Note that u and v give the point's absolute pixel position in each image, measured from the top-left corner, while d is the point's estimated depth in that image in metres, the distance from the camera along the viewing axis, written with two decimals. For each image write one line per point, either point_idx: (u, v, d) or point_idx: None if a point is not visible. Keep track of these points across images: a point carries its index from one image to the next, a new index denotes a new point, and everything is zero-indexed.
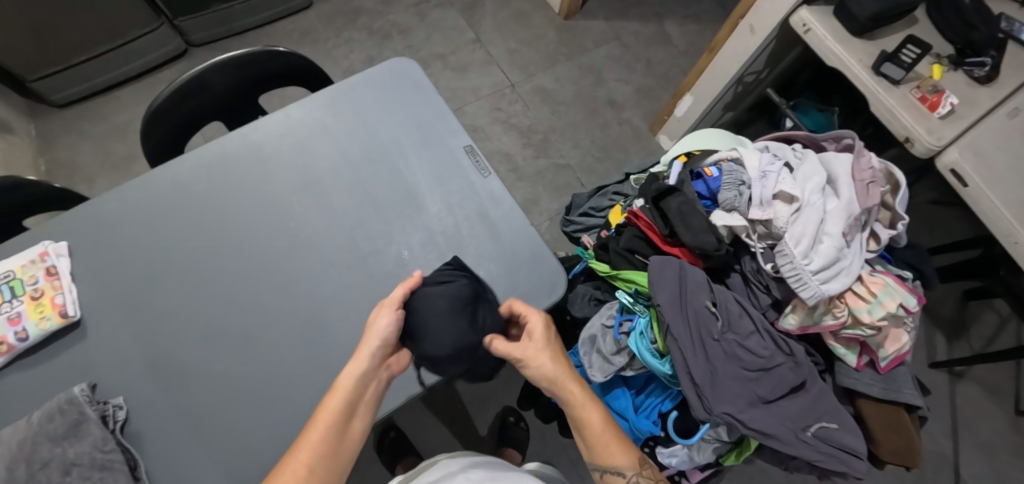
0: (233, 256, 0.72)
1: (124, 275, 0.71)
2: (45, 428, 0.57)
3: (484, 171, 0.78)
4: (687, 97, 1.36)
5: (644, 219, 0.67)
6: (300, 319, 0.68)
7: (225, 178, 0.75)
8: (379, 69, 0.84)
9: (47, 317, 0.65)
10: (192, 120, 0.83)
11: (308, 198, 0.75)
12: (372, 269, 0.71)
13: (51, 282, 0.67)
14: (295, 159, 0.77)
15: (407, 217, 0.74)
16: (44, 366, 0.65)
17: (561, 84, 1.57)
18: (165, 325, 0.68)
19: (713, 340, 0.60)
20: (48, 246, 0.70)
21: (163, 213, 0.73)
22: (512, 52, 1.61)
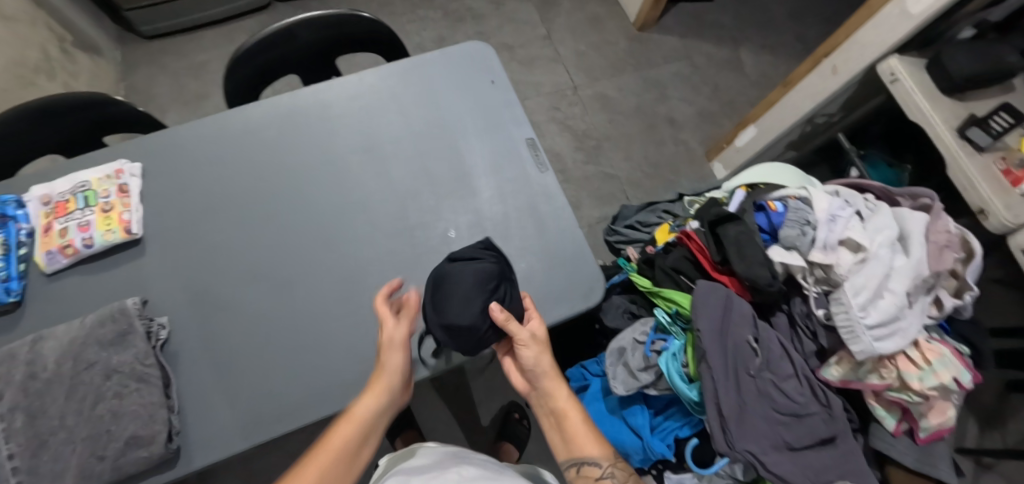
0: (286, 204, 0.73)
1: (185, 203, 0.74)
2: (97, 332, 0.60)
3: (542, 166, 0.78)
4: (750, 128, 1.32)
5: (696, 241, 0.66)
6: (341, 276, 0.70)
7: (294, 128, 0.78)
8: (457, 49, 0.85)
9: (113, 230, 0.69)
10: (271, 68, 0.86)
11: (367, 161, 0.76)
12: (416, 241, 0.71)
13: (122, 199, 0.71)
14: (362, 121, 0.79)
15: (459, 197, 0.75)
16: (101, 274, 0.69)
17: (623, 94, 1.55)
18: (215, 258, 0.71)
19: (749, 376, 0.59)
20: (124, 165, 0.74)
21: (232, 151, 0.76)
22: (579, 55, 1.60)
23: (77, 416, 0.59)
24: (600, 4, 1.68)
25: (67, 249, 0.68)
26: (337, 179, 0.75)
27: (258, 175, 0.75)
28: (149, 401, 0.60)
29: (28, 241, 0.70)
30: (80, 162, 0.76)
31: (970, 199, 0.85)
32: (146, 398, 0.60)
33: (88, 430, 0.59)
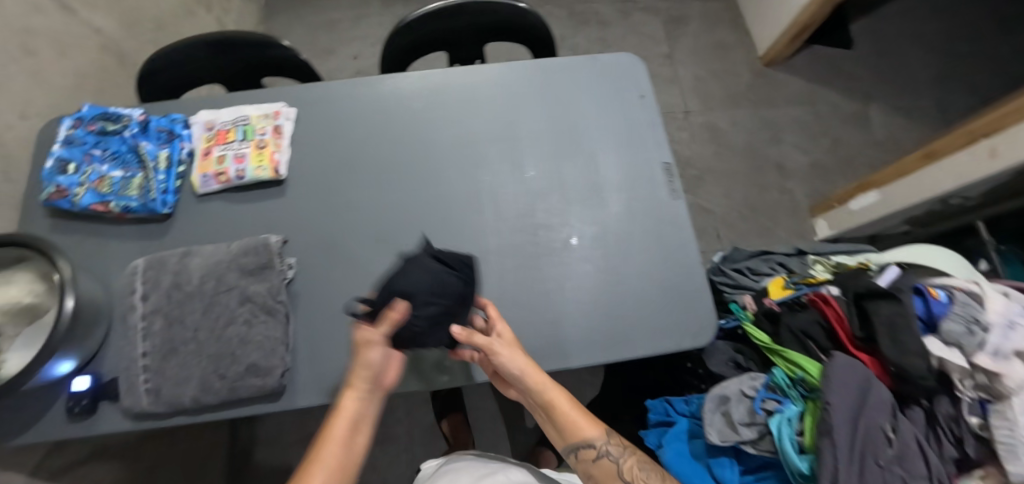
0: (420, 177, 0.75)
1: (327, 155, 0.77)
2: (241, 260, 0.64)
3: (675, 193, 0.75)
4: (872, 193, 1.24)
5: (835, 310, 0.63)
6: (460, 258, 0.71)
7: (438, 104, 0.79)
8: (609, 56, 0.83)
9: (263, 167, 0.73)
10: (425, 42, 0.87)
11: (502, 150, 0.76)
12: (539, 242, 0.72)
13: (275, 139, 0.75)
14: (502, 109, 0.78)
15: (586, 207, 0.74)
16: (244, 205, 0.74)
17: (735, 129, 1.49)
18: (345, 213, 0.74)
19: (877, 464, 0.52)
20: (283, 107, 0.78)
21: (378, 114, 0.79)
22: (698, 80, 1.55)
23: (209, 333, 0.64)
24: (729, 32, 1.62)
25: (222, 176, 0.73)
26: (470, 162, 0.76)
27: (398, 143, 0.77)
28: (273, 335, 0.63)
29: (188, 160, 0.76)
30: (242, 97, 0.81)
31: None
32: (269, 331, 0.63)
33: (215, 348, 0.63)
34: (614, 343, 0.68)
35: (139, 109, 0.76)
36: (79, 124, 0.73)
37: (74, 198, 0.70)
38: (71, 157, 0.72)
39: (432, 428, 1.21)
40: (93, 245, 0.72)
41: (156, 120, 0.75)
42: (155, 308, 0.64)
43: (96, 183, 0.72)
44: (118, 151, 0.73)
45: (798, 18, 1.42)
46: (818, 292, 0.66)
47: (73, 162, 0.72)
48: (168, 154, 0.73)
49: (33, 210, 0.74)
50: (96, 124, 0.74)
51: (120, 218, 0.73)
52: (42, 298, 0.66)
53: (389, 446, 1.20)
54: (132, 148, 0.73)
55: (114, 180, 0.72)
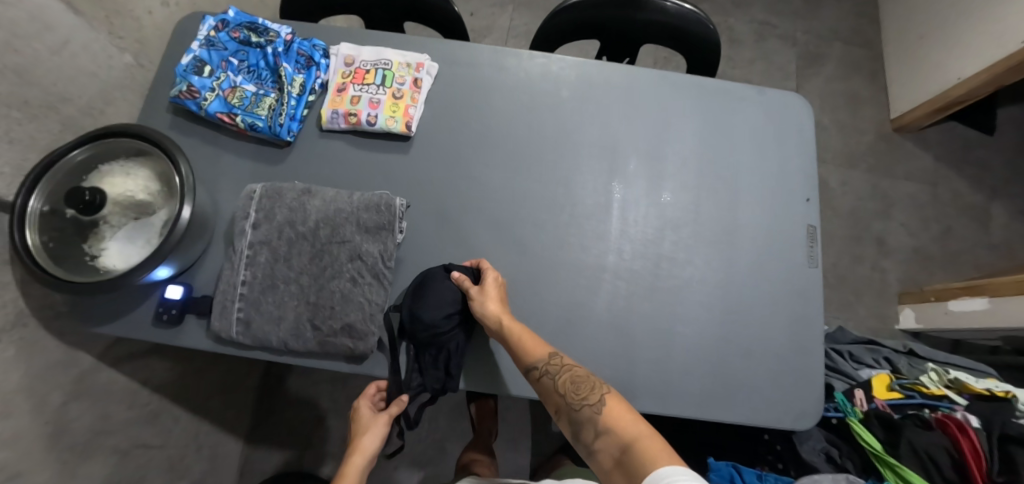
0: (550, 172, 0.70)
1: (461, 122, 0.72)
2: (362, 214, 0.62)
3: (814, 261, 0.69)
4: (980, 299, 1.13)
5: (971, 442, 0.59)
6: (574, 268, 0.67)
7: (588, 99, 0.73)
8: (777, 93, 0.76)
9: (396, 119, 0.69)
10: (584, 26, 0.81)
11: (641, 167, 0.71)
12: (658, 274, 0.67)
13: (413, 92, 0.71)
14: (653, 122, 0.72)
15: (715, 249, 0.68)
16: (366, 153, 0.71)
17: (843, 190, 1.39)
18: (465, 189, 0.69)
19: None
20: (427, 60, 0.74)
21: (521, 94, 0.73)
22: (819, 128, 1.45)
23: (314, 280, 0.62)
24: (866, 84, 1.50)
25: (352, 118, 0.69)
26: (605, 170, 0.71)
27: (537, 130, 0.72)
28: (376, 300, 0.62)
29: (319, 91, 0.72)
30: (384, 37, 0.76)
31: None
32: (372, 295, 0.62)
33: (314, 297, 0.61)
34: (715, 403, 0.63)
35: (284, 27, 0.73)
36: (222, 27, 0.71)
37: (203, 103, 0.68)
38: (208, 59, 0.69)
39: (459, 406, 1.21)
40: (209, 156, 0.70)
41: (298, 42, 0.72)
42: (262, 239, 0.62)
43: (226, 91, 0.69)
44: (255, 65, 0.71)
45: (950, 91, 1.29)
46: (948, 416, 0.62)
47: (210, 66, 0.69)
48: (303, 80, 0.70)
49: (158, 105, 0.72)
50: (240, 31, 0.71)
51: (241, 134, 0.71)
52: (156, 197, 0.61)
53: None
54: (271, 66, 0.70)
55: (245, 94, 0.69)
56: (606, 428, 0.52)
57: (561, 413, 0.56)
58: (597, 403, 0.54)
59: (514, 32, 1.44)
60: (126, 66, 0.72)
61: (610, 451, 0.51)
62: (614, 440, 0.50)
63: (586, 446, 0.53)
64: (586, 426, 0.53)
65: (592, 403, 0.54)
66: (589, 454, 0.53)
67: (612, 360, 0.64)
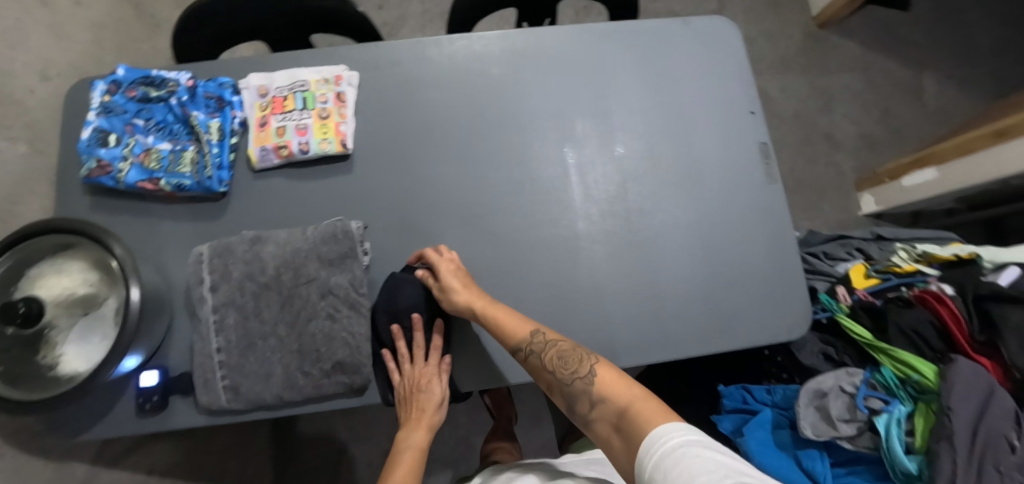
0: (501, 156, 0.68)
1: (398, 127, 0.69)
2: (320, 248, 0.59)
3: (773, 176, 0.70)
4: (929, 169, 1.18)
5: (951, 309, 0.62)
6: (551, 244, 0.66)
7: (522, 71, 0.71)
8: (703, 20, 0.75)
9: (329, 141, 0.66)
10: None
11: (589, 126, 0.70)
12: (631, 226, 0.67)
13: (339, 108, 0.67)
14: (590, 78, 0.71)
15: (680, 191, 0.69)
16: (310, 184, 0.67)
17: (785, 96, 1.42)
18: (422, 194, 0.67)
19: (995, 469, 0.52)
20: (345, 71, 0.70)
21: (453, 82, 0.71)
22: (749, 41, 1.46)
23: (290, 327, 0.59)
24: None
25: (283, 150, 0.66)
26: (554, 139, 0.69)
27: (477, 115, 0.70)
28: (359, 330, 0.59)
29: (240, 130, 0.68)
30: (293, 57, 0.72)
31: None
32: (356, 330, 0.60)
33: (298, 346, 0.59)
34: (713, 337, 0.65)
35: (183, 72, 0.68)
36: (115, 89, 0.65)
37: (121, 175, 0.63)
38: (111, 127, 0.64)
39: (474, 400, 1.22)
40: (144, 231, 0.66)
41: (203, 85, 0.67)
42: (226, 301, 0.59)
43: (141, 156, 0.64)
44: (163, 121, 0.66)
45: None
46: (927, 290, 0.65)
47: (115, 134, 0.64)
48: (219, 124, 0.66)
49: (71, 189, 0.66)
50: (136, 88, 0.66)
51: (171, 197, 0.66)
52: (99, 287, 0.57)
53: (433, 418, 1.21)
54: (181, 118, 0.66)
55: (162, 154, 0.64)
56: (601, 398, 0.52)
57: (555, 390, 0.56)
58: (589, 374, 0.54)
59: (428, 16, 1.38)
60: (22, 156, 0.66)
61: (608, 420, 0.51)
62: (610, 408, 0.51)
63: (583, 419, 0.53)
64: (580, 398, 0.53)
65: (582, 375, 0.54)
66: (587, 425, 0.53)
67: (609, 323, 0.64)
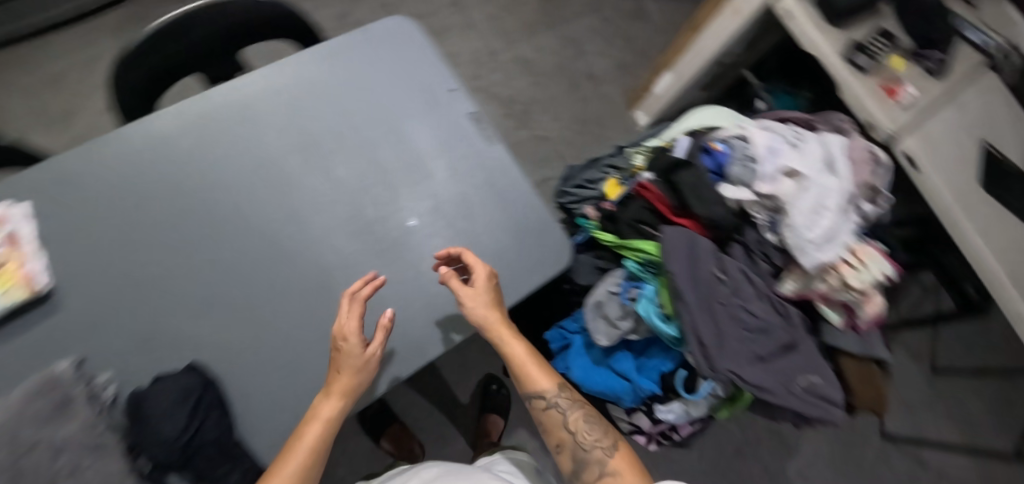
0: (223, 223, 0.66)
1: (95, 240, 0.64)
2: (30, 410, 0.54)
3: (490, 138, 0.76)
4: (666, 75, 1.36)
5: (654, 192, 0.80)
6: (305, 285, 0.66)
7: (214, 135, 0.69)
8: (379, 24, 0.78)
9: (13, 288, 0.58)
10: (170, 66, 0.78)
11: (302, 161, 0.70)
12: (377, 236, 0.69)
13: (14, 249, 0.60)
14: (285, 116, 0.71)
15: (410, 186, 0.71)
16: (12, 342, 0.59)
17: (542, 54, 1.55)
18: (147, 296, 0.62)
19: (720, 304, 0.73)
20: (10, 206, 0.62)
21: (140, 172, 0.66)
22: (492, 19, 1.57)
23: None
24: None
25: None
26: (271, 186, 0.68)
27: (182, 194, 0.66)
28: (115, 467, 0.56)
29: None
30: None
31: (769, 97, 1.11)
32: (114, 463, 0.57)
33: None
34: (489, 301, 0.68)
35: None
36: None
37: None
38: None
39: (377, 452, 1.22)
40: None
41: None
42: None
43: None
44: None
45: None
46: (639, 183, 0.83)
47: None
48: None
49: None
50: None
51: None
52: None
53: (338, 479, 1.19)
54: None
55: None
56: (612, 470, 0.67)
57: (564, 448, 0.71)
58: (606, 447, 0.69)
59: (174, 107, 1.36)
60: None
61: None
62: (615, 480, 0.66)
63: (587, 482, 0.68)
64: (592, 465, 0.68)
65: (602, 445, 0.69)
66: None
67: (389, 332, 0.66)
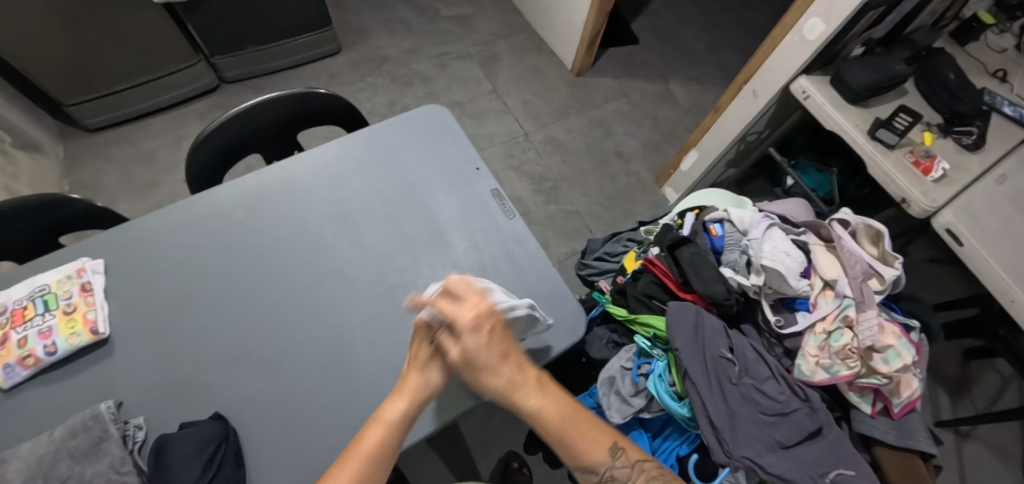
0: (401, 251, 0.90)
1: (305, 253, 0.89)
2: (200, 454, 0.70)
3: (510, 213, 0.96)
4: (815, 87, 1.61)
5: (660, 266, 0.99)
6: (475, 258, 0.90)
7: (421, 148, 1.01)
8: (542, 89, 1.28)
9: (79, 332, 0.80)
10: (333, 106, 1.08)
11: (470, 172, 0.99)
12: (519, 238, 0.93)
13: (84, 299, 0.82)
14: (454, 140, 1.03)
15: (525, 243, 0.91)
16: (292, 269, 0.88)
17: (693, 85, 2.26)
18: (370, 246, 0.90)
19: (730, 384, 0.85)
20: (86, 263, 0.86)
21: (377, 168, 0.98)
22: (659, 44, 2.36)
23: (272, 398, 0.78)
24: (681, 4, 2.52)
25: (28, 359, 0.77)
26: (433, 232, 0.92)
27: (373, 225, 0.92)
28: (344, 372, 0.80)
29: (47, 314, 0.82)
30: (144, 246, 0.90)
31: (893, 189, 1.23)
32: (316, 404, 0.78)
33: (291, 436, 0.76)
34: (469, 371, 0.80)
35: (73, 267, 0.86)
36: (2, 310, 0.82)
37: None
38: None
39: (490, 408, 1.48)
40: (102, 375, 0.80)
41: (37, 302, 0.83)
42: (216, 414, 0.75)
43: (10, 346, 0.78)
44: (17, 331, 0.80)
45: (586, 31, 2.01)
46: (649, 256, 1.03)
47: None
48: (38, 314, 0.81)
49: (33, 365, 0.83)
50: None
51: (33, 368, 0.78)
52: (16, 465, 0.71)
53: (423, 470, 1.37)
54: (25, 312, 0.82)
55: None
56: None
57: None
58: None
59: (432, 92, 2.07)
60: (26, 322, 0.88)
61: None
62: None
63: None
64: None
65: None
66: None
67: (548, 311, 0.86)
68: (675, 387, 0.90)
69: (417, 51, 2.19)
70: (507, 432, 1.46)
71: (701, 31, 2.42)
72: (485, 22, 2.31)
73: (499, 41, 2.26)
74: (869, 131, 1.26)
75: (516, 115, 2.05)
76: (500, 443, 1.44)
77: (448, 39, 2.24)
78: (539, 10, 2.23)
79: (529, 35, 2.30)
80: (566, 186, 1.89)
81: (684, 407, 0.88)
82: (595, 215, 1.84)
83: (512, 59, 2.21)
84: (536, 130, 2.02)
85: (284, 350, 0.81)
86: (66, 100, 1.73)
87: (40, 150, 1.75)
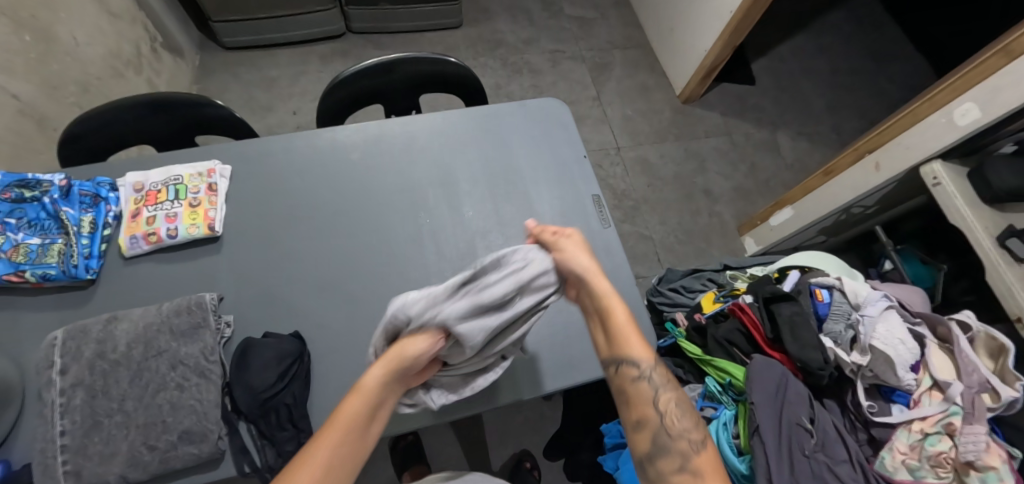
0: (495, 231, 0.92)
1: (405, 209, 0.93)
2: (278, 365, 0.75)
3: (606, 221, 0.95)
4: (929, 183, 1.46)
5: (749, 314, 0.99)
6: None
7: (535, 140, 1.03)
8: None
9: (198, 226, 0.88)
10: (462, 79, 1.11)
11: (574, 175, 1.00)
12: (610, 249, 0.93)
13: (209, 198, 0.90)
14: (569, 139, 1.04)
15: (616, 256, 0.91)
16: (390, 219, 0.92)
17: (804, 141, 2.15)
18: (465, 218, 0.93)
19: (800, 455, 0.81)
20: (217, 167, 0.94)
21: (489, 148, 1.01)
22: (776, 91, 2.26)
23: (348, 332, 0.83)
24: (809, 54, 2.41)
25: (151, 237, 0.86)
26: (528, 221, 0.93)
27: (472, 199, 0.95)
28: None
29: (173, 201, 0.90)
30: (267, 164, 0.98)
31: (1009, 304, 1.09)
32: None
33: (357, 372, 0.80)
34: (542, 362, 0.81)
35: (206, 170, 0.94)
36: (140, 189, 0.92)
37: (56, 270, 0.82)
38: (97, 217, 0.87)
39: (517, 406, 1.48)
40: (206, 267, 0.88)
41: (167, 190, 0.92)
42: (296, 333, 0.81)
43: (138, 222, 0.88)
44: (145, 210, 0.89)
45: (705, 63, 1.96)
46: (738, 302, 1.02)
47: (93, 218, 0.87)
48: (168, 201, 0.90)
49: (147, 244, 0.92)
50: (86, 190, 0.88)
51: (154, 247, 0.87)
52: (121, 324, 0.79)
53: (440, 443, 1.40)
54: (156, 196, 0.91)
55: (30, 248, 0.83)
56: (694, 466, 0.59)
57: (644, 428, 0.62)
58: (694, 440, 0.61)
59: (537, 85, 2.10)
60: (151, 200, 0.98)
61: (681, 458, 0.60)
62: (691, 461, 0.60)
63: (660, 472, 0.60)
64: (674, 456, 0.60)
65: (689, 436, 0.61)
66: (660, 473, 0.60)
67: None
68: (738, 440, 0.90)
69: (534, 43, 2.22)
70: (528, 432, 1.45)
71: (824, 87, 2.30)
72: (606, 30, 2.31)
73: (615, 51, 2.25)
74: (998, 237, 1.14)
75: (614, 127, 2.04)
76: (519, 441, 1.44)
77: (565, 38, 2.25)
78: (662, 29, 2.19)
79: (646, 51, 2.28)
80: (644, 209, 1.87)
81: (743, 462, 0.86)
82: (667, 246, 1.80)
83: (623, 71, 2.19)
84: (629, 147, 2.00)
85: (364, 291, 0.86)
86: (216, 16, 1.89)
87: (182, 55, 1.92)
